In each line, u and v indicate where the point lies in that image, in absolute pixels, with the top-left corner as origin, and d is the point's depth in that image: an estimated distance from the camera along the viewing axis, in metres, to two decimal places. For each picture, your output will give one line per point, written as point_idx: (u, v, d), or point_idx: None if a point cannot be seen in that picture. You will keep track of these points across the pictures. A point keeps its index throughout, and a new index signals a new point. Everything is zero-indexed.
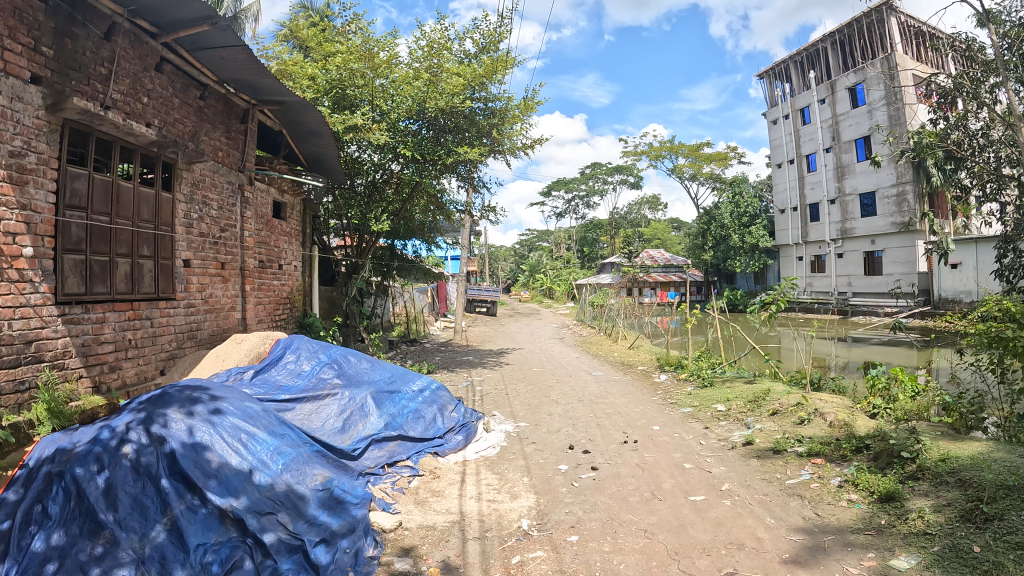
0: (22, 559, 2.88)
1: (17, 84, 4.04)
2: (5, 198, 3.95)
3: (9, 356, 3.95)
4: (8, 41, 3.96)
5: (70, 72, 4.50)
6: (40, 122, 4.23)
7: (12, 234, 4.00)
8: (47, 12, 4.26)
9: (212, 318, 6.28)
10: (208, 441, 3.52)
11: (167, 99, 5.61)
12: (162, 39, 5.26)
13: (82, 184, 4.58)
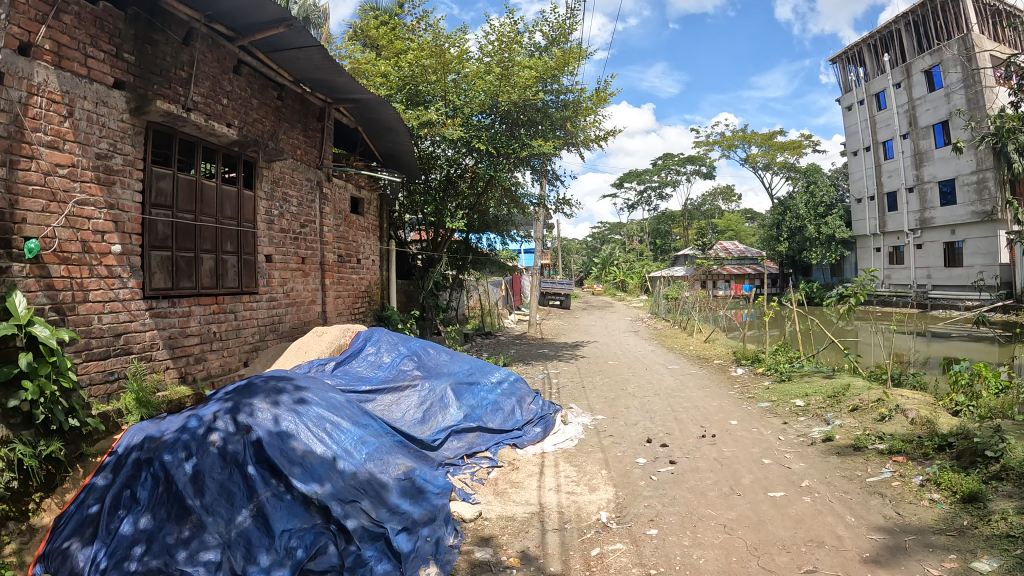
0: (110, 542, 3.06)
1: (101, 89, 4.21)
2: (93, 198, 4.13)
3: (99, 349, 4.12)
4: (90, 49, 4.12)
5: (152, 76, 4.65)
6: (125, 125, 4.39)
7: (101, 232, 4.18)
8: (127, 20, 4.41)
9: (293, 312, 6.42)
10: (293, 430, 3.60)
11: (246, 100, 5.74)
12: (237, 43, 5.34)
13: (166, 183, 4.74)
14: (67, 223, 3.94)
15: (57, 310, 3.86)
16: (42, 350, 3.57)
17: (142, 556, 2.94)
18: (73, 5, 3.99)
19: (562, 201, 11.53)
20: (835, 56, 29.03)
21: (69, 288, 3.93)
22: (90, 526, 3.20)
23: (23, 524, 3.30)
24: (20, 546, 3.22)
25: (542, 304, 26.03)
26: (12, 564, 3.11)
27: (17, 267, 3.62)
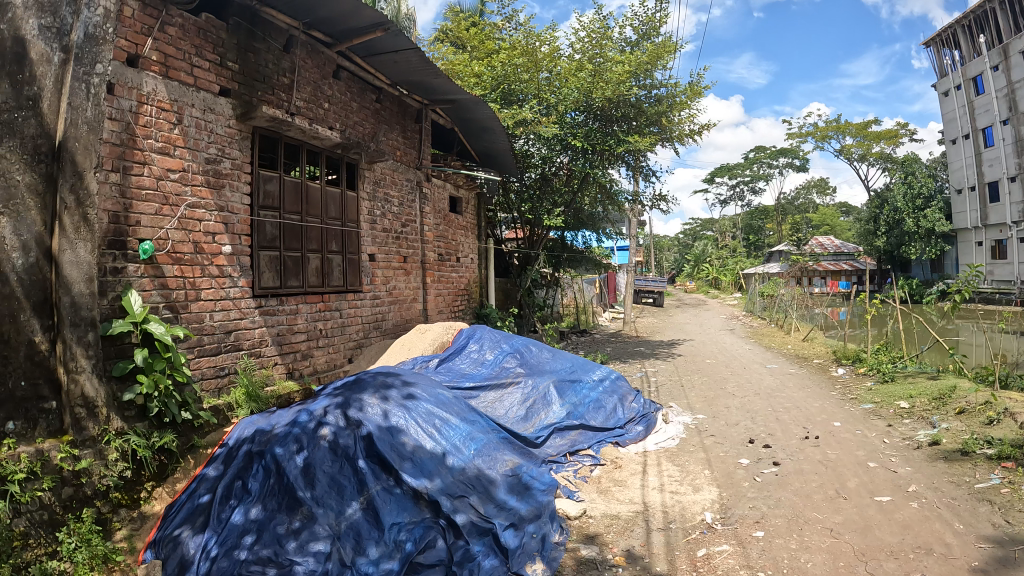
0: (221, 531, 3.24)
1: (209, 97, 4.39)
2: (204, 201, 4.31)
3: (211, 345, 4.30)
4: (195, 59, 4.30)
5: (256, 83, 4.83)
6: (232, 131, 4.56)
7: (212, 233, 4.36)
8: (230, 30, 4.58)
9: (395, 309, 6.55)
10: (402, 426, 3.74)
11: (346, 104, 5.89)
12: (336, 48, 5.52)
13: (274, 185, 4.91)
14: (179, 225, 4.13)
15: (171, 308, 4.05)
16: (158, 345, 3.77)
17: (253, 545, 3.12)
18: (177, 18, 4.17)
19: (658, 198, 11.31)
20: (929, 39, 27.78)
21: (182, 287, 4.12)
22: (201, 515, 3.40)
23: (133, 511, 3.56)
24: (130, 533, 3.49)
25: (635, 301, 25.92)
26: (124, 549, 3.38)
27: (132, 267, 3.83)
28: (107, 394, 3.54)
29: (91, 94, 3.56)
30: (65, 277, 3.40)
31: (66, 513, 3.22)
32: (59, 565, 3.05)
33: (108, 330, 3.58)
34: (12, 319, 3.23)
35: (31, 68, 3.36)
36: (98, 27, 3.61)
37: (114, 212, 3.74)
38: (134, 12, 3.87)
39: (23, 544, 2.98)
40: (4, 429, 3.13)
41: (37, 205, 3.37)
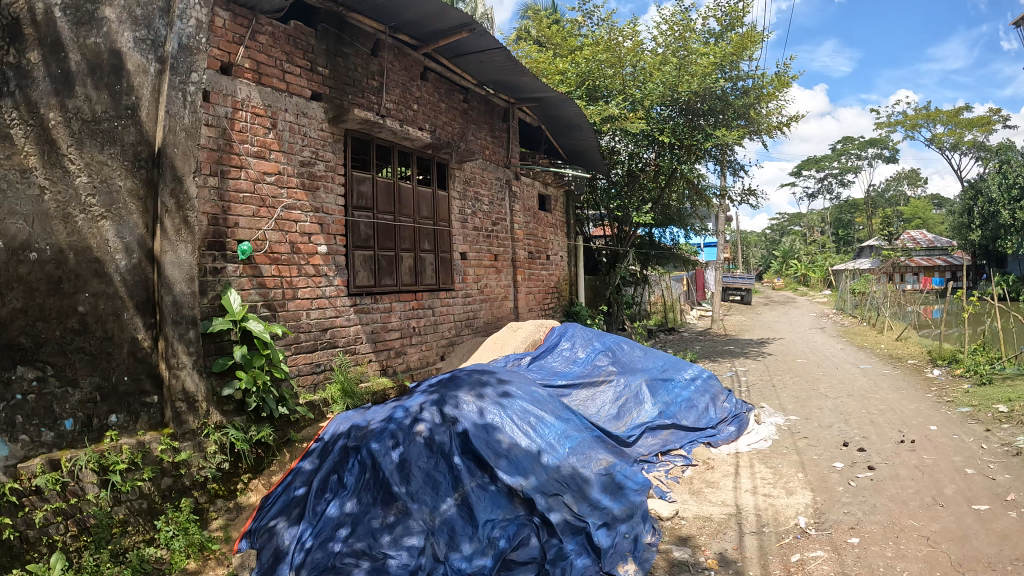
0: (316, 523, 3.37)
1: (301, 102, 4.52)
2: (299, 203, 4.45)
3: (308, 342, 4.44)
4: (286, 66, 4.43)
5: (346, 87, 4.95)
6: (325, 134, 4.69)
7: (309, 234, 4.50)
8: (319, 36, 4.70)
9: (486, 307, 6.62)
10: (498, 423, 3.79)
11: (434, 105, 5.97)
12: (422, 50, 5.57)
13: (367, 186, 5.03)
14: (276, 226, 4.28)
15: (268, 307, 4.19)
16: (256, 343, 3.91)
17: (347, 537, 3.24)
18: (268, 26, 4.31)
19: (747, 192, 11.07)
20: None
21: (279, 286, 4.26)
22: (296, 507, 3.53)
23: (229, 502, 3.73)
24: (226, 522, 3.66)
25: (722, 300, 25.55)
26: (219, 538, 3.55)
27: (231, 267, 3.98)
28: (206, 389, 3.72)
29: (188, 101, 3.73)
30: (167, 277, 3.57)
31: (165, 501, 3.46)
32: (156, 553, 3.30)
33: (208, 328, 3.74)
34: (116, 318, 3.42)
35: (128, 80, 3.54)
36: (193, 37, 3.77)
37: (213, 214, 3.90)
38: (225, 22, 4.02)
39: (122, 531, 3.26)
40: (106, 422, 3.34)
41: (138, 209, 3.55)
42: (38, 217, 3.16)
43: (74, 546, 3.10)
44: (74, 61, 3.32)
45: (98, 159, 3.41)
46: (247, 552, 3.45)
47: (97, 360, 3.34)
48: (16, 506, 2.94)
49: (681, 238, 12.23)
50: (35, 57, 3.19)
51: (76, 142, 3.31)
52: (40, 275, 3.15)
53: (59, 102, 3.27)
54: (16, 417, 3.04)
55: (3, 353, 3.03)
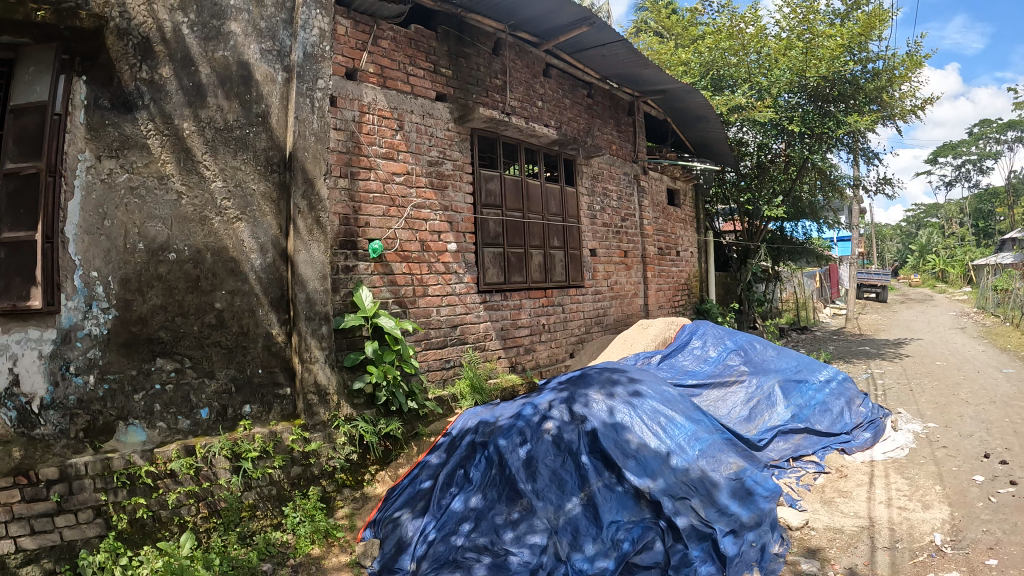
0: (441, 516, 3.38)
1: (426, 103, 4.52)
2: (428, 202, 4.46)
3: (437, 338, 4.45)
4: (410, 69, 4.44)
5: (470, 87, 4.91)
6: (451, 134, 4.68)
7: (438, 232, 4.51)
8: (440, 39, 4.67)
9: (616, 305, 6.49)
10: (628, 423, 3.67)
11: (559, 101, 5.86)
12: (543, 47, 5.47)
13: (495, 184, 5.01)
14: (406, 225, 4.31)
15: (399, 304, 4.22)
16: (387, 339, 3.94)
17: (470, 532, 3.23)
18: (389, 32, 4.32)
19: (883, 181, 10.42)
20: None
21: (410, 284, 4.29)
22: (421, 500, 3.54)
23: (356, 492, 3.78)
24: (352, 511, 3.69)
25: (857, 297, 24.42)
26: (344, 526, 3.57)
27: (363, 265, 4.03)
28: (338, 383, 3.77)
29: (316, 107, 3.81)
30: (301, 275, 3.65)
31: (294, 489, 3.55)
32: (282, 536, 3.39)
33: (341, 324, 3.80)
34: (251, 313, 3.59)
35: (258, 89, 3.70)
36: (317, 46, 3.86)
37: (345, 214, 3.94)
38: (348, 29, 4.08)
39: (251, 515, 3.38)
40: (241, 411, 3.50)
41: (272, 212, 3.70)
42: (176, 220, 3.39)
43: (204, 527, 3.27)
44: (204, 74, 3.51)
45: (232, 165, 3.58)
46: (371, 541, 3.46)
47: (232, 353, 3.51)
48: (151, 488, 3.17)
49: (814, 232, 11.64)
50: (167, 72, 3.41)
51: (209, 149, 3.51)
52: (179, 274, 3.39)
53: (192, 112, 3.47)
54: (155, 406, 3.28)
55: (144, 346, 3.29)
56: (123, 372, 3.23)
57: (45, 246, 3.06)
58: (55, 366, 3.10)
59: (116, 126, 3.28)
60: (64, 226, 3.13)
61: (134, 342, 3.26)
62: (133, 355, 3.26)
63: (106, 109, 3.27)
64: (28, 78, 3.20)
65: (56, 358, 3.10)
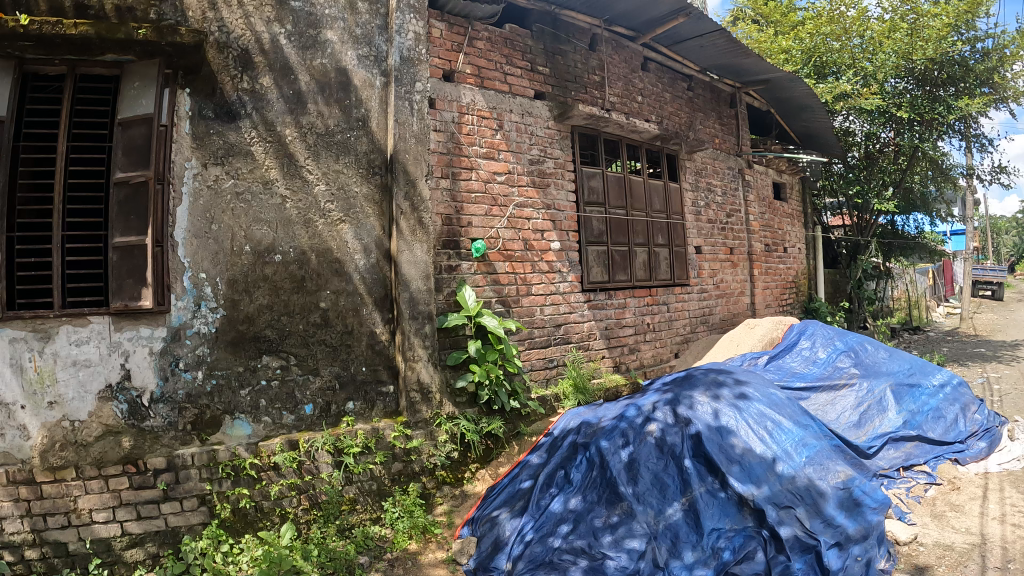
0: (539, 517, 3.31)
1: (525, 102, 4.44)
2: (531, 201, 4.40)
3: (541, 338, 4.37)
4: (507, 68, 4.36)
5: (568, 84, 4.79)
6: (552, 132, 4.60)
7: (541, 231, 4.44)
8: (535, 37, 4.58)
9: (723, 303, 6.28)
10: (734, 426, 3.48)
11: (659, 95, 5.68)
12: (640, 40, 5.30)
13: (598, 181, 4.91)
14: (509, 224, 4.25)
15: (503, 303, 4.17)
16: (491, 338, 3.88)
17: (568, 534, 3.16)
18: (484, 32, 4.25)
19: (997, 169, 9.83)
20: None
21: (514, 283, 4.24)
22: (520, 500, 3.48)
23: (455, 489, 3.75)
24: (451, 508, 3.66)
25: (972, 294, 23.15)
26: (442, 523, 3.55)
27: (465, 265, 4.00)
28: (441, 381, 3.75)
29: (416, 109, 3.79)
30: (404, 275, 3.65)
31: (394, 484, 3.57)
32: (380, 530, 3.44)
33: (444, 323, 3.77)
34: (355, 312, 3.63)
35: (357, 94, 3.70)
36: (414, 50, 3.84)
37: (447, 215, 3.93)
38: (443, 32, 4.04)
39: (351, 508, 3.45)
40: (344, 408, 3.55)
41: (374, 212, 3.71)
42: (281, 223, 3.48)
43: (304, 519, 3.37)
44: (303, 82, 3.57)
45: (334, 168, 3.62)
46: (468, 538, 3.42)
47: (336, 351, 3.56)
48: (255, 479, 3.30)
49: (926, 225, 10.91)
50: (267, 82, 3.50)
51: (312, 154, 3.56)
52: (285, 275, 3.47)
53: (293, 119, 3.54)
54: (260, 401, 3.39)
55: (251, 343, 3.40)
56: (229, 368, 3.36)
57: (157, 250, 3.19)
58: (165, 362, 3.26)
59: (220, 135, 3.40)
60: (173, 230, 3.27)
61: (241, 340, 3.39)
62: (240, 353, 3.38)
63: (210, 119, 3.39)
64: (132, 92, 3.29)
65: (166, 355, 3.26)
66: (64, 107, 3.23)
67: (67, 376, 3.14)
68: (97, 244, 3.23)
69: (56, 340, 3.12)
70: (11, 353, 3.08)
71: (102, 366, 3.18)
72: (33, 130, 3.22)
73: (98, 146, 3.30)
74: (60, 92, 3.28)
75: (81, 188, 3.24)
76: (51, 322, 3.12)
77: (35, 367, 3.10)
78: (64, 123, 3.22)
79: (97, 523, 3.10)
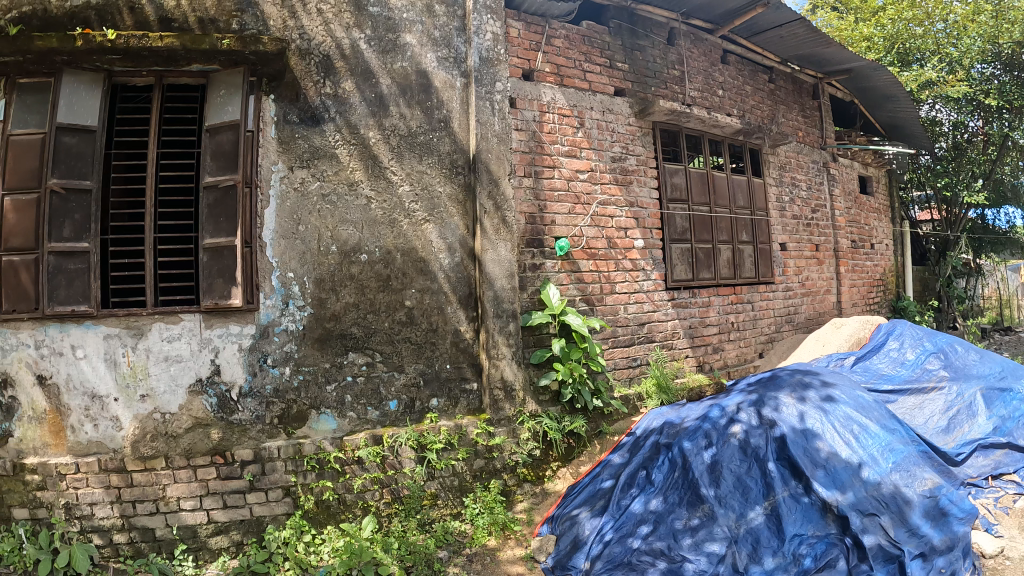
0: (619, 517, 3.30)
1: (605, 99, 4.41)
2: (614, 199, 4.37)
3: (625, 336, 4.34)
4: (586, 65, 4.34)
5: (647, 80, 4.74)
6: (633, 128, 4.56)
7: (624, 229, 4.42)
8: (612, 33, 4.55)
9: (808, 302, 6.14)
10: (820, 429, 3.39)
11: (740, 88, 5.58)
12: (719, 33, 5.23)
13: (680, 178, 4.86)
14: (592, 222, 4.24)
15: (587, 302, 4.16)
16: (574, 336, 3.87)
17: (648, 535, 3.14)
18: (561, 30, 4.24)
19: None
20: None
21: (597, 281, 4.22)
22: (600, 499, 3.48)
23: (536, 487, 3.76)
24: (531, 505, 3.67)
25: None
26: (522, 520, 3.56)
27: (549, 263, 4.00)
28: (524, 379, 3.77)
29: (496, 109, 3.80)
30: (488, 273, 3.67)
31: (475, 481, 3.60)
32: (460, 525, 3.47)
33: (528, 322, 3.79)
34: (440, 311, 3.65)
35: (438, 95, 3.72)
36: (492, 50, 3.84)
37: (530, 213, 3.94)
38: (520, 31, 4.05)
39: (431, 504, 3.49)
40: (428, 405, 3.59)
41: (459, 212, 3.72)
42: (367, 223, 3.53)
43: (386, 512, 3.42)
44: (385, 85, 3.61)
45: (418, 169, 3.65)
46: (547, 537, 3.42)
47: (421, 349, 3.60)
48: (339, 471, 3.38)
49: (1020, 219, 10.26)
50: (349, 86, 3.56)
51: (395, 155, 3.60)
52: (370, 274, 3.53)
53: (376, 122, 3.59)
54: (346, 397, 3.46)
55: (337, 340, 3.47)
56: (316, 364, 3.43)
57: (245, 250, 3.29)
58: (254, 358, 3.35)
59: (305, 139, 3.48)
60: (262, 232, 3.36)
61: (328, 337, 3.46)
62: (326, 349, 3.45)
63: (294, 124, 3.47)
64: (217, 100, 3.40)
65: (255, 351, 3.35)
66: (153, 115, 3.37)
67: (159, 371, 3.28)
68: (189, 246, 3.34)
69: (148, 337, 3.27)
70: (106, 348, 3.25)
71: (192, 361, 3.30)
72: (125, 138, 3.38)
73: (188, 152, 3.42)
74: (149, 101, 3.43)
75: (172, 192, 3.38)
76: (144, 320, 3.26)
77: (128, 362, 3.26)
78: (154, 131, 3.36)
79: (184, 510, 3.23)
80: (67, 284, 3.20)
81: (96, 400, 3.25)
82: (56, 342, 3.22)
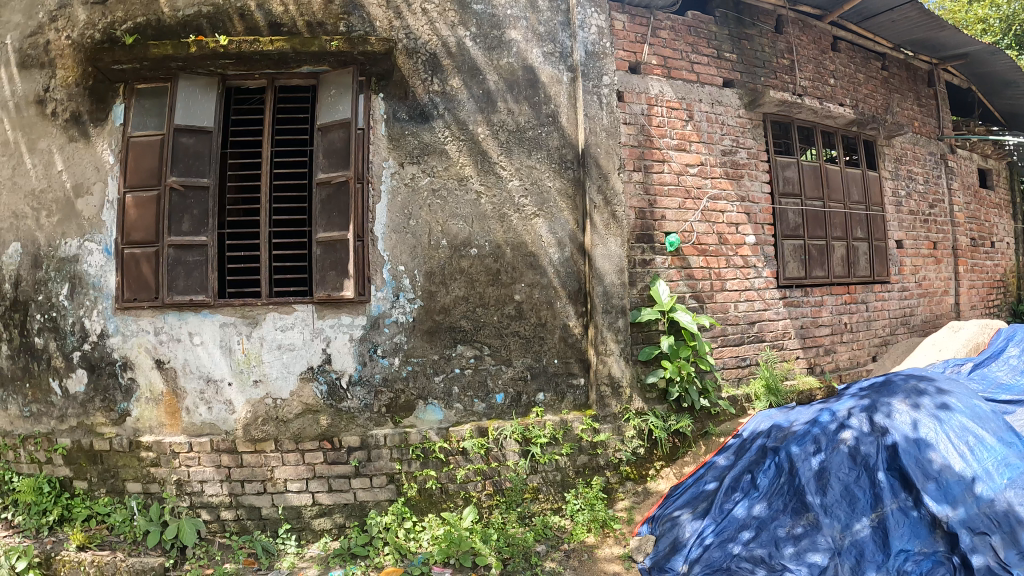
0: (721, 521, 3.26)
1: (714, 91, 4.34)
2: (725, 193, 4.30)
3: (735, 334, 4.28)
4: (693, 56, 4.28)
5: (757, 70, 4.63)
6: (743, 121, 4.47)
7: (736, 224, 4.34)
8: (719, 23, 4.47)
9: (925, 303, 5.91)
10: (934, 438, 3.16)
11: (852, 76, 5.39)
12: (828, 19, 5.05)
13: (793, 171, 4.74)
14: (703, 218, 4.18)
15: (696, 299, 4.11)
16: (683, 334, 3.83)
17: (749, 540, 3.10)
18: (667, 21, 4.18)
19: None
20: None
21: (708, 278, 4.17)
22: (703, 501, 3.44)
23: (638, 486, 3.73)
24: (632, 504, 3.65)
25: None
26: (622, 519, 3.54)
27: (659, 259, 3.98)
28: (631, 376, 3.76)
29: (604, 103, 3.77)
30: (598, 268, 3.66)
31: (578, 477, 3.61)
32: (560, 521, 3.49)
33: (637, 318, 3.78)
34: (549, 305, 3.66)
35: (545, 90, 3.72)
36: (597, 44, 3.81)
37: (640, 209, 3.94)
38: (625, 24, 4.03)
39: (533, 497, 3.52)
40: (534, 399, 3.61)
41: (569, 207, 3.71)
42: (476, 218, 3.58)
43: (487, 503, 3.48)
44: (492, 81, 3.64)
45: (527, 164, 3.67)
46: (646, 537, 3.38)
47: (529, 343, 3.63)
48: (443, 462, 3.44)
49: None
50: (457, 83, 3.60)
51: (504, 151, 3.63)
52: (481, 268, 3.57)
53: (485, 118, 3.62)
54: (453, 388, 3.52)
55: (446, 333, 3.54)
56: (425, 356, 3.51)
57: (358, 244, 3.38)
58: (364, 348, 3.45)
59: (415, 135, 3.55)
60: (374, 226, 3.45)
61: (437, 329, 3.53)
62: (435, 341, 3.52)
63: (404, 121, 3.54)
64: (329, 99, 3.52)
65: (365, 341, 3.45)
66: (267, 114, 3.50)
67: (273, 358, 3.41)
68: (303, 239, 3.45)
69: (262, 326, 3.40)
70: (222, 336, 3.40)
71: (305, 350, 3.42)
72: (240, 137, 3.52)
73: (301, 149, 3.54)
74: (262, 102, 3.57)
75: (287, 187, 3.50)
76: (258, 310, 3.40)
77: (243, 349, 3.40)
78: (268, 129, 3.49)
79: (290, 492, 3.36)
80: (186, 275, 3.36)
81: (210, 384, 3.41)
82: (174, 329, 3.40)
